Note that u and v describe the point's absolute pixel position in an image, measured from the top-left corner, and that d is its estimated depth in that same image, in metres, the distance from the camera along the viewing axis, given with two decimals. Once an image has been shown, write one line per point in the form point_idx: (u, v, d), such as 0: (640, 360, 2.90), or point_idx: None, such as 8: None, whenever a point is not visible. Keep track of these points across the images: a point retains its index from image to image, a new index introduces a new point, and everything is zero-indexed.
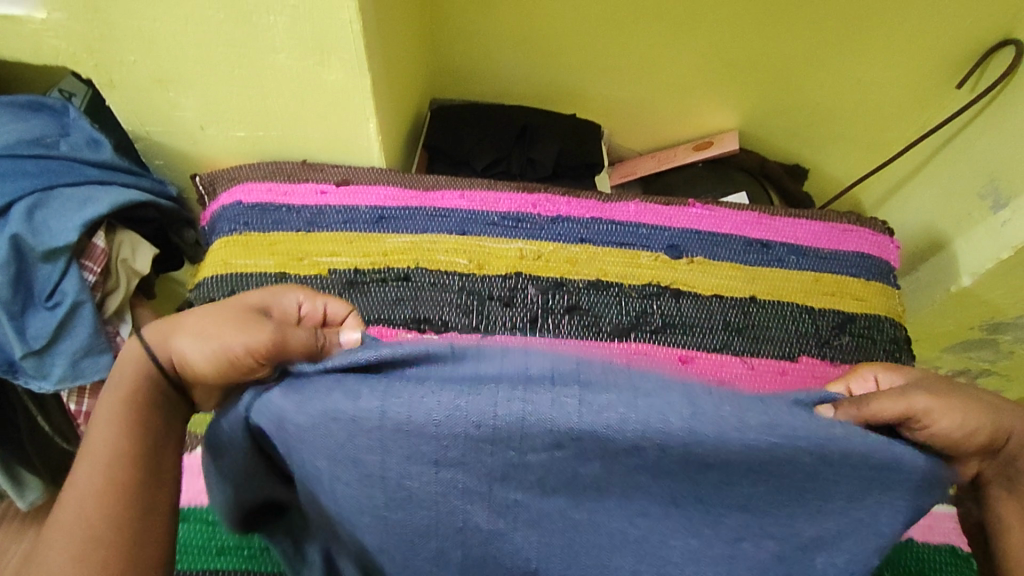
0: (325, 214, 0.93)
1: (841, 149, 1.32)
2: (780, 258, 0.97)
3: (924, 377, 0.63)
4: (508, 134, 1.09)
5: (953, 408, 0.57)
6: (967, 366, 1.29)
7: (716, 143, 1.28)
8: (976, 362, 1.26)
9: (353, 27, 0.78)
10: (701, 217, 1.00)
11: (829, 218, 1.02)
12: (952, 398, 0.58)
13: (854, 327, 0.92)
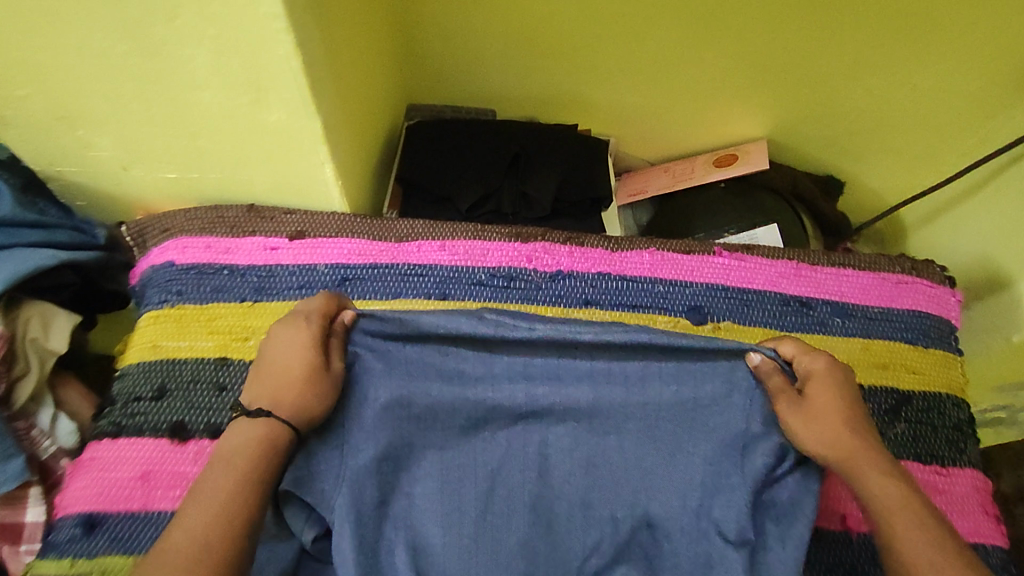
0: (275, 277, 0.78)
1: (884, 161, 1.14)
2: (821, 320, 0.82)
3: (814, 396, 0.63)
4: (497, 162, 0.91)
5: (802, 419, 0.62)
6: None
7: (741, 159, 1.10)
8: None
9: (292, 64, 0.60)
10: (727, 269, 0.84)
11: (880, 266, 0.85)
12: (817, 418, 0.61)
13: (909, 412, 0.78)
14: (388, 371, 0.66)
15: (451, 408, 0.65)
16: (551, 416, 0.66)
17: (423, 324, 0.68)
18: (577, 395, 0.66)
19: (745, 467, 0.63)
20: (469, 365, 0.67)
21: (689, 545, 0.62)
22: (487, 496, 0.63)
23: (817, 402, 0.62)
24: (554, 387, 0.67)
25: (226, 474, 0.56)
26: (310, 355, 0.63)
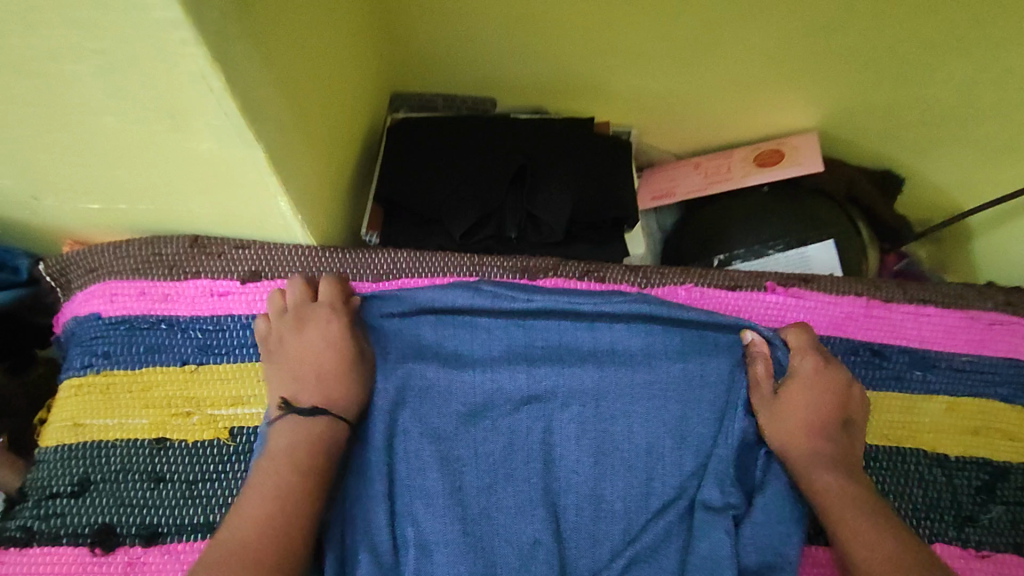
0: (223, 332, 0.63)
1: (955, 155, 0.96)
2: (897, 374, 0.67)
3: (789, 397, 0.61)
4: (497, 174, 0.75)
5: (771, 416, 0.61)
6: None
7: (788, 157, 0.92)
8: None
9: (210, 83, 0.44)
10: (781, 310, 0.69)
11: (968, 302, 0.70)
12: (789, 418, 0.61)
13: (1006, 490, 0.63)
14: (387, 357, 0.63)
15: (453, 389, 0.63)
16: (552, 398, 0.63)
17: (423, 301, 0.65)
18: (581, 374, 0.63)
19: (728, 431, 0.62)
20: (462, 342, 0.65)
21: (701, 537, 0.58)
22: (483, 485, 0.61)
23: (792, 403, 0.61)
24: (556, 367, 0.63)
25: (279, 472, 0.53)
26: (345, 342, 0.61)
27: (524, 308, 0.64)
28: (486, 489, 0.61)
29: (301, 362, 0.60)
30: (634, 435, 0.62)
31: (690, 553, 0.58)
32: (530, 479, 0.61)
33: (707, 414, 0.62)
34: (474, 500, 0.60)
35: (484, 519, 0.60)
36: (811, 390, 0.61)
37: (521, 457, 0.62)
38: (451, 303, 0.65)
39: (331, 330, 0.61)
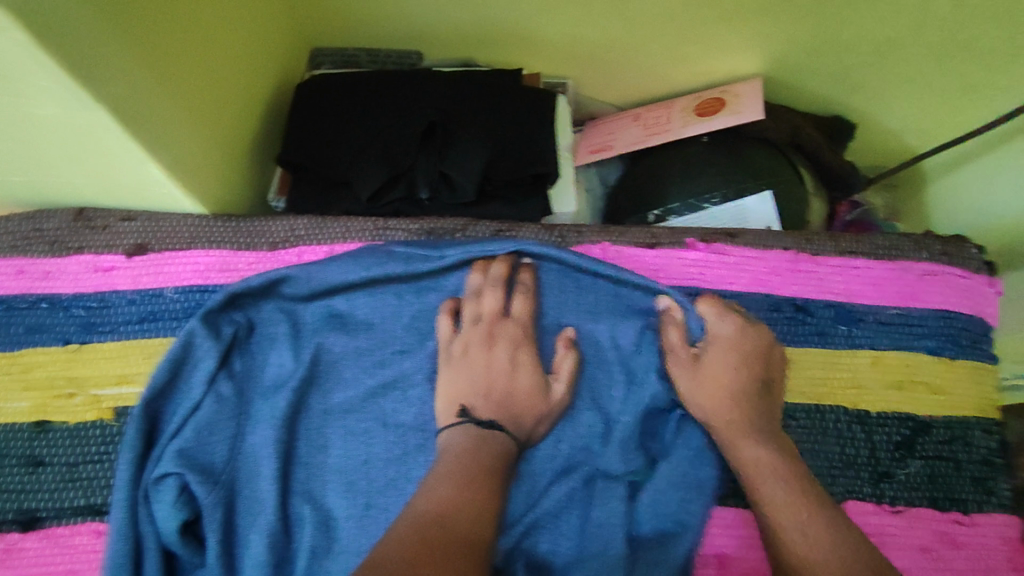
0: (107, 309, 0.61)
1: (907, 96, 0.91)
2: (820, 330, 0.64)
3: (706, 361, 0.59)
4: (404, 132, 0.70)
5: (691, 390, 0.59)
6: None
7: (729, 105, 0.87)
8: None
9: (11, 36, 0.40)
10: (703, 266, 0.65)
11: (901, 253, 0.66)
12: (703, 384, 0.58)
13: (928, 445, 0.62)
14: (283, 336, 0.60)
15: (360, 358, 0.60)
16: None
17: (330, 284, 0.60)
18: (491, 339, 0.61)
19: (639, 397, 0.60)
20: (360, 312, 0.61)
21: (606, 504, 0.57)
22: (373, 461, 0.58)
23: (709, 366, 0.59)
24: None
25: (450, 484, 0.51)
26: (525, 356, 0.57)
27: (436, 267, 0.61)
28: (379, 462, 0.58)
29: (486, 377, 0.57)
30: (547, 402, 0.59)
31: (603, 521, 0.56)
32: (425, 452, 0.58)
33: (620, 376, 0.61)
34: (381, 475, 0.58)
35: (375, 493, 0.57)
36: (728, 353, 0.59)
37: (424, 430, 0.59)
38: (348, 272, 0.60)
39: (509, 342, 0.57)
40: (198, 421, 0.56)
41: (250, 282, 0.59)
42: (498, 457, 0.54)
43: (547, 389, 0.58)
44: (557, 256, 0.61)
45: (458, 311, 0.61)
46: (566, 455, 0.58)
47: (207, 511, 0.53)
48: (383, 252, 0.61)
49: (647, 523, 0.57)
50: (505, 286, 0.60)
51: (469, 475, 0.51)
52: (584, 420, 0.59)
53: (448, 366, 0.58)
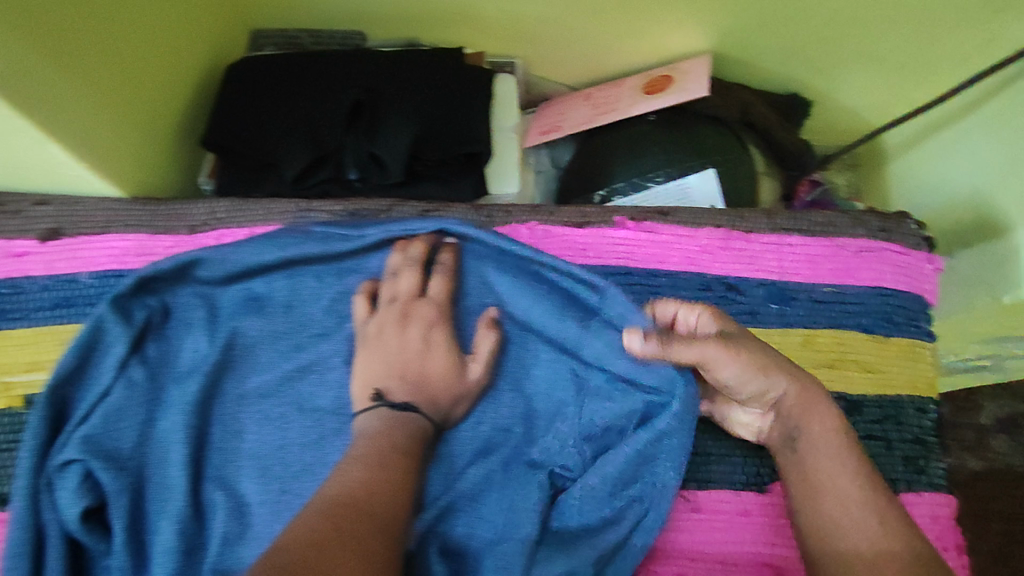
0: (21, 295, 0.60)
1: (862, 72, 0.89)
2: (751, 309, 0.63)
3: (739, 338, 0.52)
4: (328, 112, 0.69)
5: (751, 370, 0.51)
6: (993, 352, 0.96)
7: (676, 83, 0.84)
8: (1007, 351, 0.93)
9: None
10: (633, 246, 0.64)
11: (837, 230, 0.65)
12: (755, 360, 0.51)
13: (859, 424, 0.61)
14: (197, 321, 0.59)
15: (277, 341, 0.60)
16: None
17: (243, 268, 0.59)
18: None
19: (564, 379, 0.58)
20: (277, 295, 0.60)
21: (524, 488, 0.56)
22: (288, 446, 0.57)
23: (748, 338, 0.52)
24: None
25: (355, 468, 0.49)
26: (440, 336, 0.56)
27: (354, 246, 0.59)
28: (295, 446, 0.57)
29: (401, 358, 0.55)
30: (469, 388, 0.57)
31: (523, 510, 0.55)
32: (340, 436, 0.58)
33: (546, 358, 0.59)
34: (296, 458, 0.57)
35: (290, 477, 0.57)
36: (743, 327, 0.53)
37: (342, 414, 0.58)
38: (263, 253, 0.58)
39: (424, 321, 0.56)
40: (107, 407, 0.55)
41: (160, 266, 0.57)
42: (413, 439, 0.52)
43: (463, 370, 0.56)
44: (479, 234, 0.58)
45: (376, 294, 0.59)
46: (488, 438, 0.58)
47: (113, 498, 0.53)
48: (300, 232, 0.59)
49: (568, 514, 0.56)
50: (422, 265, 0.58)
51: (376, 460, 0.50)
52: (505, 404, 0.58)
53: (365, 348, 0.57)
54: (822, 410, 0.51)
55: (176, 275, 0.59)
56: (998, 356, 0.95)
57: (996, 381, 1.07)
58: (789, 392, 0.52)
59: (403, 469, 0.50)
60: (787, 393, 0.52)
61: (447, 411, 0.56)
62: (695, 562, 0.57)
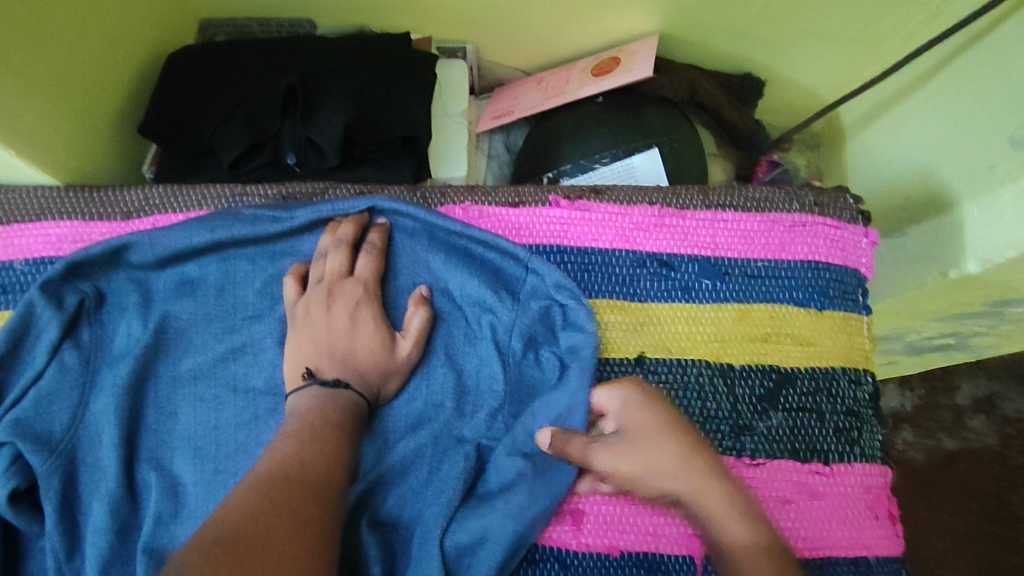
0: None
1: (812, 50, 0.89)
2: (684, 285, 0.63)
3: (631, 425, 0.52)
4: (264, 99, 0.70)
5: (645, 466, 0.51)
6: (956, 330, 0.95)
7: (622, 64, 0.85)
8: (970, 329, 0.92)
9: None
10: (566, 224, 0.64)
11: (771, 205, 0.64)
12: (647, 454, 0.51)
13: (792, 397, 0.61)
14: (130, 306, 0.60)
15: (210, 324, 0.60)
16: None
17: (174, 251, 0.59)
18: None
19: (495, 351, 0.60)
20: (211, 277, 0.60)
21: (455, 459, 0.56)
22: (220, 426, 0.57)
23: (635, 424, 0.52)
24: None
25: (281, 443, 0.48)
26: (368, 314, 0.57)
27: (284, 228, 0.60)
28: (227, 426, 0.57)
29: (328, 336, 0.55)
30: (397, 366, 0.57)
31: (456, 477, 0.55)
32: (272, 414, 0.58)
33: (479, 332, 0.60)
34: (229, 438, 0.57)
35: (223, 456, 0.57)
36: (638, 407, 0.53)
37: (274, 394, 0.58)
38: (192, 236, 0.59)
39: (350, 300, 0.57)
40: (39, 391, 0.56)
41: (89, 251, 0.57)
42: (345, 412, 0.51)
43: (391, 347, 0.56)
44: (410, 210, 0.60)
45: (306, 276, 0.60)
46: (420, 416, 0.58)
47: (43, 480, 0.54)
48: (230, 215, 0.60)
49: (492, 481, 0.56)
50: (351, 247, 0.59)
51: (307, 430, 0.48)
52: (437, 379, 0.59)
53: (294, 329, 0.57)
54: (732, 514, 0.48)
55: (107, 259, 0.59)
56: (961, 334, 0.94)
57: (963, 358, 1.07)
58: (686, 493, 0.50)
59: (337, 444, 0.48)
60: (688, 491, 0.50)
61: (376, 391, 0.56)
62: (626, 534, 0.57)
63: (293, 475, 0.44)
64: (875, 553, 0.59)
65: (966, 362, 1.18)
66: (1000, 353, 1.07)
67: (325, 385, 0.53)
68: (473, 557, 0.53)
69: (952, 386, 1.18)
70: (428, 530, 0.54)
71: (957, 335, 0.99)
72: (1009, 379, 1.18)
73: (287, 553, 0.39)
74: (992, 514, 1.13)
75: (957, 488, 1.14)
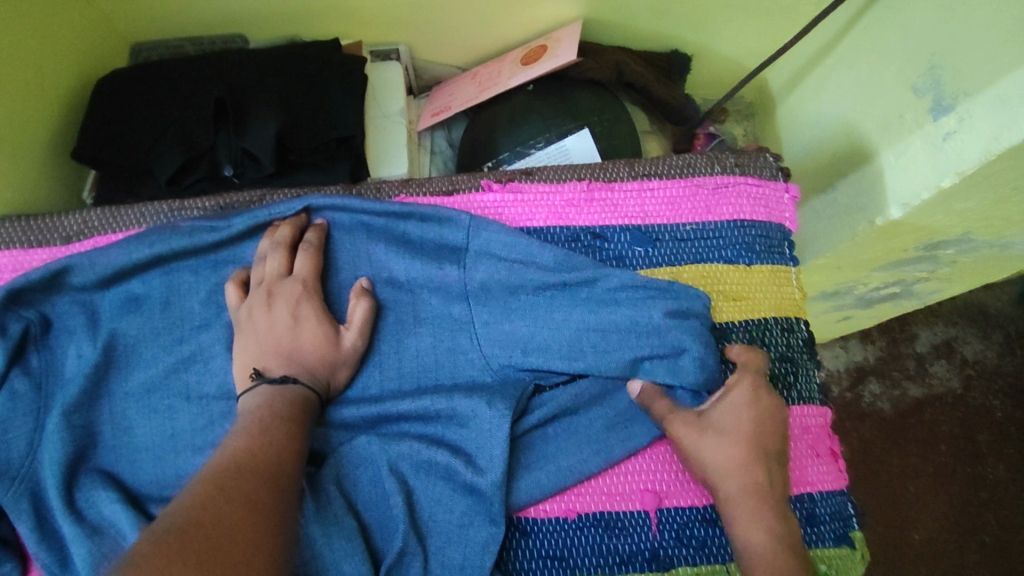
0: None
1: (731, 22, 0.92)
2: (619, 254, 0.65)
3: (721, 410, 0.55)
4: (196, 115, 0.71)
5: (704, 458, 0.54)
6: (900, 278, 0.98)
7: (549, 51, 0.87)
8: (912, 275, 0.95)
9: None
10: (499, 207, 0.66)
11: (695, 170, 0.67)
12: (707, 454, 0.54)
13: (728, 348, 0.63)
14: (75, 327, 0.60)
15: (158, 337, 0.60)
16: None
17: (113, 269, 0.60)
18: None
19: (443, 330, 0.61)
20: (154, 291, 0.61)
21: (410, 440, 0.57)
22: (176, 434, 0.58)
23: (725, 418, 0.54)
24: None
25: (233, 439, 0.49)
26: (311, 311, 0.58)
27: (222, 237, 0.61)
28: (181, 433, 0.58)
29: (273, 335, 0.57)
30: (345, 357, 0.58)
31: (418, 455, 0.56)
32: (225, 417, 0.59)
33: (425, 315, 0.61)
34: (189, 444, 0.58)
35: (181, 462, 0.58)
36: (745, 401, 0.55)
37: (228, 398, 0.59)
38: (129, 253, 0.59)
39: (291, 299, 0.58)
40: None
41: (28, 278, 0.58)
42: (295, 404, 0.53)
43: (336, 339, 0.58)
44: (348, 198, 0.62)
45: (248, 282, 0.61)
46: (371, 410, 0.58)
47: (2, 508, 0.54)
48: (167, 228, 0.61)
49: (469, 438, 0.57)
50: (290, 248, 0.60)
51: (259, 424, 0.50)
52: (388, 364, 0.60)
53: (240, 333, 0.58)
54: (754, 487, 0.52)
55: (47, 284, 0.59)
56: (905, 281, 0.98)
57: (913, 304, 1.11)
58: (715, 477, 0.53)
59: (287, 433, 0.50)
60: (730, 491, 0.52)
61: (326, 385, 0.57)
62: (582, 497, 0.58)
63: (244, 466, 0.45)
64: (817, 489, 0.61)
65: (920, 309, 1.22)
66: (948, 295, 1.11)
67: (274, 381, 0.54)
68: (443, 527, 0.55)
69: (911, 334, 1.22)
70: (431, 501, 0.55)
71: (902, 283, 1.02)
72: (961, 321, 1.23)
73: (241, 530, 0.40)
74: (958, 453, 1.17)
75: (922, 433, 1.18)
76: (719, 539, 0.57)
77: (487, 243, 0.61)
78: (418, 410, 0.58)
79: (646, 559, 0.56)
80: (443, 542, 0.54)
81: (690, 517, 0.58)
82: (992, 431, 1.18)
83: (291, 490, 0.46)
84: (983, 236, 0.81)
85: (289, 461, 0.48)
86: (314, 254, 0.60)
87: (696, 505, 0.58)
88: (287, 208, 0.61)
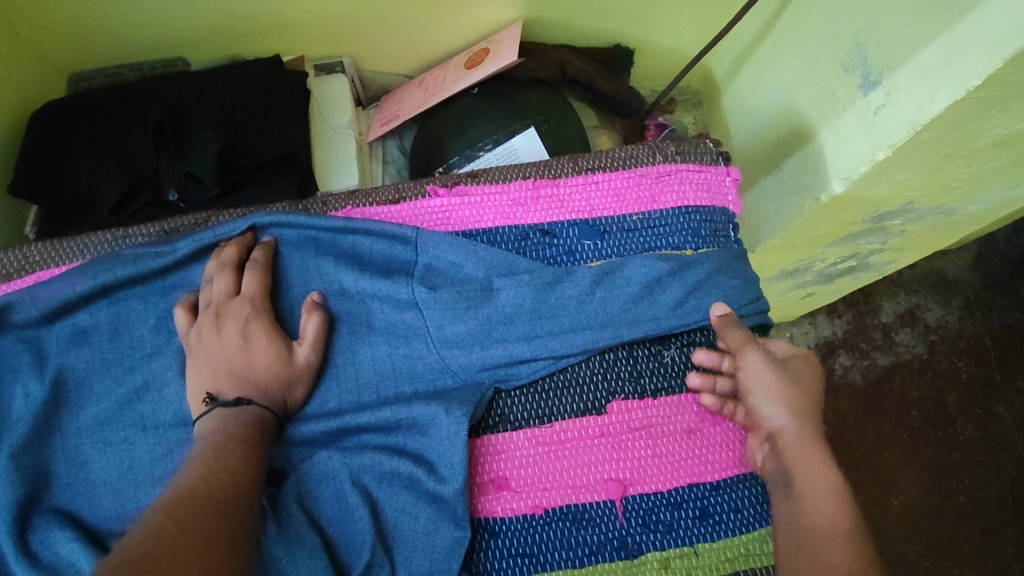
0: None
1: (669, 13, 0.93)
2: (568, 249, 0.66)
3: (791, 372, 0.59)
4: (134, 142, 0.70)
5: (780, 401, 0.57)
6: (854, 252, 0.97)
7: (491, 53, 0.88)
8: (865, 248, 0.95)
9: None
10: (448, 211, 0.66)
11: (637, 161, 0.68)
12: (781, 382, 0.58)
13: (682, 333, 0.63)
14: (19, 365, 0.59)
15: (108, 368, 0.59)
16: None
17: (55, 302, 0.59)
18: None
19: (398, 339, 0.61)
20: (100, 322, 0.60)
21: (370, 451, 0.57)
22: (131, 464, 0.57)
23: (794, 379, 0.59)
24: None
25: (186, 467, 0.48)
26: (262, 330, 0.57)
27: (166, 263, 0.60)
28: (136, 464, 0.58)
29: (223, 357, 0.56)
30: (300, 376, 0.58)
31: (380, 466, 0.56)
32: (179, 443, 0.58)
33: (380, 325, 0.61)
34: (146, 475, 0.57)
35: (136, 493, 0.57)
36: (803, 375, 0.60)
37: (185, 424, 0.58)
38: (70, 286, 0.59)
39: (241, 319, 0.57)
40: None
41: None
42: (251, 424, 0.53)
43: (289, 355, 0.57)
44: (295, 215, 0.61)
45: (197, 306, 0.60)
46: (329, 426, 0.58)
47: None
48: (108, 257, 0.60)
49: (429, 447, 0.57)
50: (237, 268, 0.60)
51: (212, 449, 0.49)
52: (345, 375, 0.60)
53: (192, 357, 0.57)
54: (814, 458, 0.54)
55: None
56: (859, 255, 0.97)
57: (872, 276, 1.13)
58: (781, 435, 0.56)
59: (241, 456, 0.49)
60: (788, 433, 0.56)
61: (284, 402, 0.57)
62: (548, 492, 0.58)
63: (196, 495, 0.45)
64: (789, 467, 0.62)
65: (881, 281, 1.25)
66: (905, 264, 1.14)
67: (229, 404, 0.54)
68: (409, 535, 0.55)
69: (875, 305, 1.24)
70: (396, 511, 0.55)
71: (858, 256, 1.02)
72: (921, 289, 1.25)
73: (189, 563, 0.40)
74: (926, 419, 1.19)
75: (891, 401, 1.20)
76: (685, 521, 0.58)
77: (436, 249, 0.61)
78: (377, 422, 0.58)
79: (614, 548, 0.57)
80: (409, 551, 0.54)
81: (655, 503, 0.58)
82: (960, 395, 1.20)
83: (245, 515, 0.46)
84: (925, 206, 0.83)
85: (246, 489, 0.47)
86: (262, 273, 0.60)
87: (660, 490, 0.59)
88: (232, 229, 0.61)
